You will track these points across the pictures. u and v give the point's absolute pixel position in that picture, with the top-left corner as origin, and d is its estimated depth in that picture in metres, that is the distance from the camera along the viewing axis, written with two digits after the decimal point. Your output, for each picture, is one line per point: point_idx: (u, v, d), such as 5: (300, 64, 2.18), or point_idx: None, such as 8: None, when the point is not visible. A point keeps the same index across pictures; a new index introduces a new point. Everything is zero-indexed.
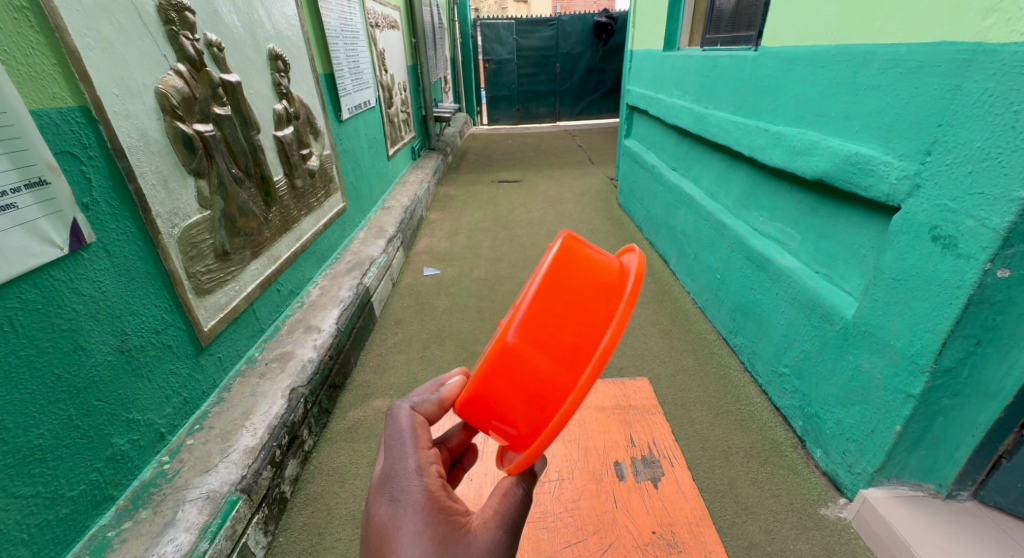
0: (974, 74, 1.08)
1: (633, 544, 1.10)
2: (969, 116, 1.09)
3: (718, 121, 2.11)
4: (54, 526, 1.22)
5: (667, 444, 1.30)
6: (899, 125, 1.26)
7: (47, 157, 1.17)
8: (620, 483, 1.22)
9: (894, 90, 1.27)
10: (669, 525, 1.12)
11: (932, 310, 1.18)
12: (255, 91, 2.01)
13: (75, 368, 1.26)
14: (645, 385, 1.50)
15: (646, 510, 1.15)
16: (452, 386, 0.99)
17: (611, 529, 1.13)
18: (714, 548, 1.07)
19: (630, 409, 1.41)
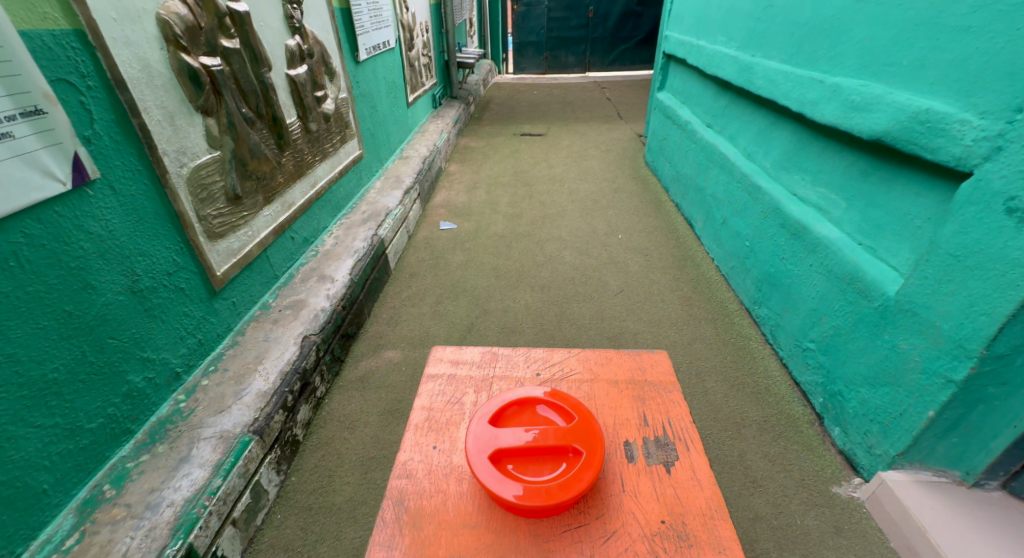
0: None
1: (640, 533, 0.93)
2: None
3: (765, 71, 1.93)
4: (75, 455, 1.24)
5: (683, 426, 1.13)
6: (984, 78, 1.10)
7: (42, 84, 1.11)
8: (629, 464, 1.04)
9: (989, 34, 1.10)
10: (681, 515, 0.96)
11: (993, 292, 1.07)
12: (265, 24, 1.89)
13: (86, 306, 1.25)
14: (664, 359, 1.30)
15: (656, 495, 0.99)
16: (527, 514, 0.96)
17: (614, 513, 0.96)
18: (730, 545, 0.91)
19: (644, 385, 1.22)
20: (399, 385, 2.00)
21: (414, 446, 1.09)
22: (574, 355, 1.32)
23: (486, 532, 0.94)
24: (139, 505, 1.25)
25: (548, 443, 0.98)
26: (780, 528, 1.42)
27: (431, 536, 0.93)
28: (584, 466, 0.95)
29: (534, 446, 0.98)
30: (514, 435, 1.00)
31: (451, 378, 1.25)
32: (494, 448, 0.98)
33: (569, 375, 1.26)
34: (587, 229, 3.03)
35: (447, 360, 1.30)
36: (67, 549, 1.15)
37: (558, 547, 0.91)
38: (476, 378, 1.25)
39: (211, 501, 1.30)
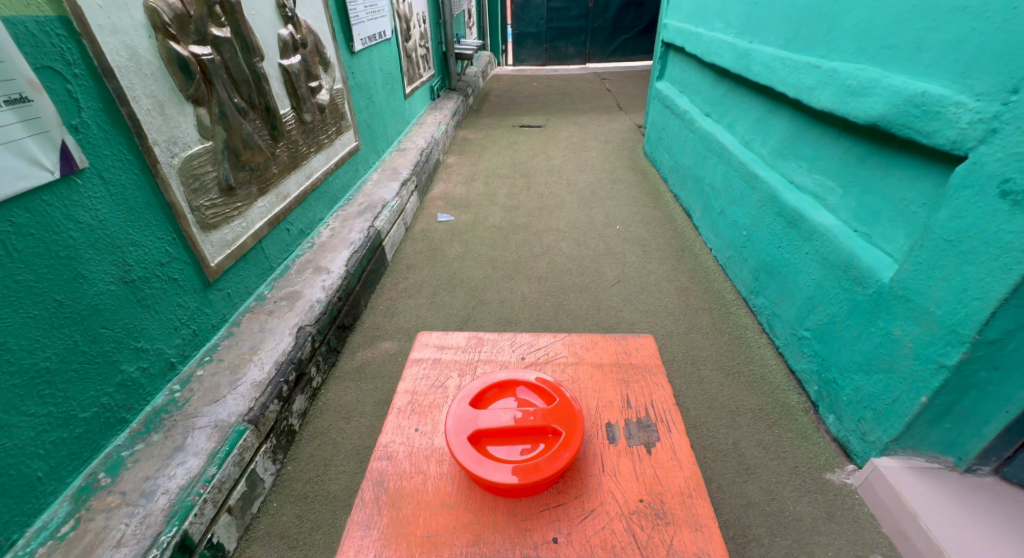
0: None
1: (618, 512, 0.93)
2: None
3: (763, 58, 1.91)
4: (69, 443, 1.25)
5: (666, 407, 1.13)
6: (980, 59, 1.08)
7: (27, 72, 1.10)
8: (609, 445, 1.04)
9: (985, 14, 1.07)
10: (659, 494, 0.96)
11: (986, 276, 1.07)
12: (256, 13, 1.88)
13: (78, 296, 1.25)
14: (648, 343, 1.29)
15: (635, 476, 0.99)
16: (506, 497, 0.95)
17: (593, 492, 0.96)
18: (707, 522, 0.91)
19: (629, 368, 1.22)
20: (395, 375, 2.00)
21: (395, 430, 1.09)
22: (560, 340, 1.31)
23: (464, 512, 0.94)
24: (134, 493, 1.26)
25: (527, 423, 0.98)
26: (772, 514, 1.42)
27: (409, 515, 0.94)
28: (562, 446, 0.94)
29: (513, 427, 0.98)
30: (493, 415, 1.00)
31: (436, 361, 1.26)
32: (473, 428, 0.98)
33: (552, 358, 1.26)
34: (585, 220, 3.02)
35: (432, 345, 1.30)
36: (63, 536, 1.16)
37: (535, 525, 0.91)
38: (459, 361, 1.26)
39: (206, 489, 1.31)
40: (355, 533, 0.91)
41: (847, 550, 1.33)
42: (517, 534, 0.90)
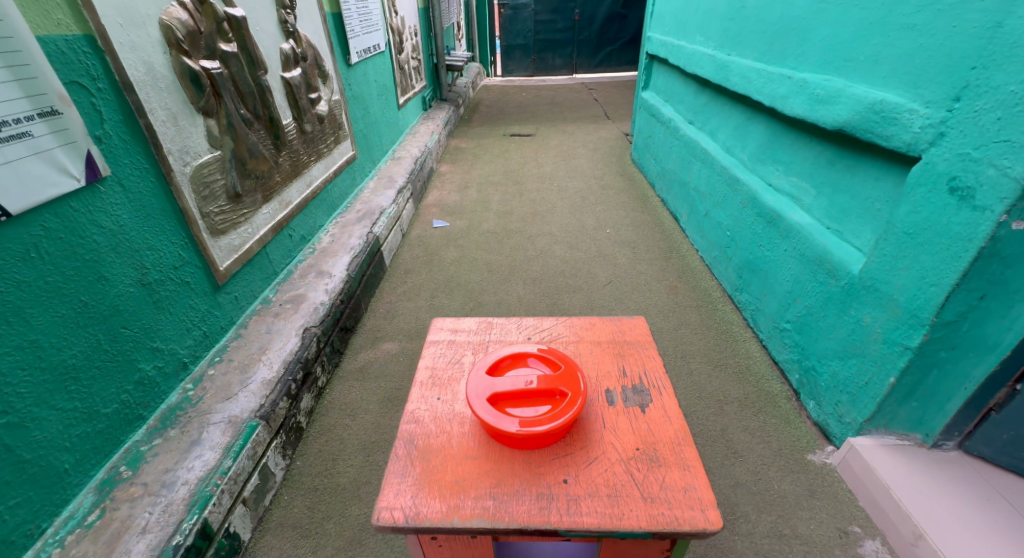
0: (1018, 10, 1.01)
1: (617, 458, 1.01)
2: (1005, 58, 1.03)
3: (740, 69, 2.03)
4: (93, 437, 1.31)
5: (657, 376, 1.21)
6: (929, 70, 1.20)
7: (57, 86, 1.18)
8: (607, 406, 1.12)
9: (930, 31, 1.20)
10: (653, 443, 1.03)
11: (939, 264, 1.18)
12: (260, 29, 1.97)
13: (100, 297, 1.32)
14: (639, 322, 1.38)
15: (631, 430, 1.06)
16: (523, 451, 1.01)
17: (595, 443, 1.04)
18: (693, 465, 1.00)
19: (622, 343, 1.30)
20: (397, 374, 2.08)
21: (421, 398, 1.15)
22: (561, 323, 1.39)
23: (485, 462, 1.00)
24: (155, 484, 1.32)
25: (538, 387, 1.04)
26: (758, 493, 1.52)
27: (438, 464, 1.00)
28: (569, 403, 1.01)
29: (525, 390, 1.04)
30: (507, 381, 1.06)
31: (451, 343, 1.31)
32: (489, 390, 1.05)
33: (555, 337, 1.33)
34: (576, 224, 3.13)
35: (447, 330, 1.36)
36: (90, 525, 1.22)
37: (547, 469, 0.98)
38: (472, 343, 1.31)
39: (223, 481, 1.38)
40: (393, 480, 0.98)
41: (828, 523, 1.43)
42: (531, 478, 0.97)
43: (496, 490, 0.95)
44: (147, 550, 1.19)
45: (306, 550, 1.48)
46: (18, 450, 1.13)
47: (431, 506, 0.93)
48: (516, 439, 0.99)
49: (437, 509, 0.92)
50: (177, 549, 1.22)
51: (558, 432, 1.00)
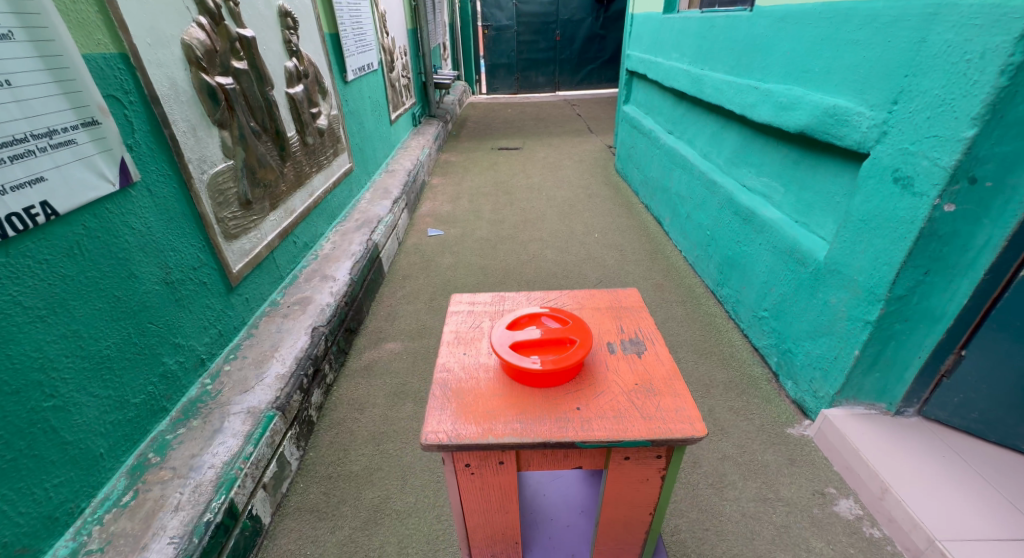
0: (937, 26, 1.18)
1: (619, 391, 1.05)
2: (931, 65, 1.20)
3: (713, 82, 2.22)
4: (124, 425, 1.39)
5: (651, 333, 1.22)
6: (871, 79, 1.38)
7: (98, 99, 1.25)
8: (607, 353, 1.15)
9: (870, 45, 1.37)
10: (648, 381, 1.07)
11: (890, 245, 1.35)
12: (268, 48, 2.09)
13: (131, 293, 1.41)
14: (631, 291, 1.40)
15: (629, 371, 1.09)
16: (537, 392, 1.04)
17: (600, 379, 1.08)
18: (681, 398, 1.02)
19: (618, 308, 1.31)
20: (401, 371, 2.18)
21: (450, 353, 1.16)
22: (565, 294, 1.39)
23: (509, 399, 1.03)
24: (183, 467, 1.40)
25: (551, 336, 1.09)
26: (744, 463, 1.69)
27: (471, 399, 1.03)
28: (579, 349, 1.06)
29: (540, 339, 1.09)
30: (526, 332, 1.11)
31: (471, 312, 1.30)
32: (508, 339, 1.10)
33: (557, 300, 1.35)
34: (566, 230, 3.29)
35: (465, 303, 1.34)
36: (125, 504, 1.30)
37: (563, 399, 1.02)
38: (491, 311, 1.30)
39: (246, 464, 1.46)
40: (434, 412, 1.01)
41: (807, 486, 1.60)
42: (550, 406, 1.01)
43: (521, 417, 0.99)
44: (181, 525, 1.28)
45: (324, 531, 1.56)
46: (61, 433, 1.22)
47: (468, 428, 0.96)
48: (536, 377, 1.03)
49: (474, 429, 0.96)
50: (208, 525, 1.31)
51: (572, 370, 1.05)
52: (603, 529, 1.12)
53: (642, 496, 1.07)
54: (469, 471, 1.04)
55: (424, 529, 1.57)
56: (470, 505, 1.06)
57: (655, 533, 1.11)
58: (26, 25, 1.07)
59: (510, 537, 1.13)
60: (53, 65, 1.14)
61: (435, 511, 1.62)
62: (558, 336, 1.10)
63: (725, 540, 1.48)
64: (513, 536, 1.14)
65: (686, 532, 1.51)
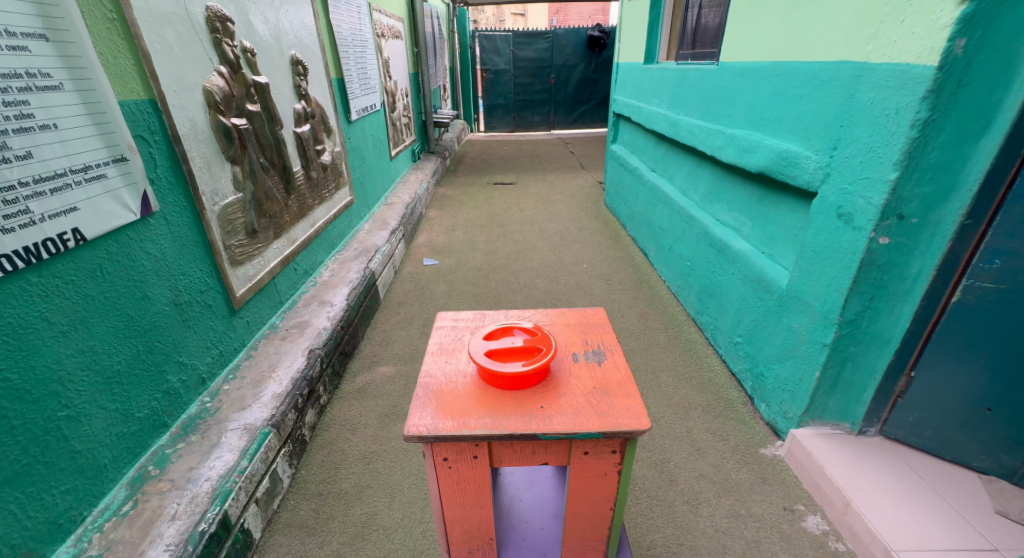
0: (863, 86, 1.34)
1: (578, 393, 1.15)
2: (858, 118, 1.36)
3: (687, 126, 2.40)
4: (127, 438, 1.45)
5: (612, 345, 1.32)
6: (815, 127, 1.54)
7: (128, 139, 1.38)
8: (571, 360, 1.25)
9: (812, 99, 1.54)
10: (607, 385, 1.17)
11: (839, 273, 1.49)
12: (279, 92, 2.27)
13: (143, 313, 1.49)
14: (597, 308, 1.50)
15: (588, 376, 1.20)
16: (507, 394, 1.15)
17: (563, 383, 1.18)
18: (632, 401, 1.12)
19: (586, 324, 1.41)
20: (393, 393, 2.27)
21: (433, 361, 1.26)
22: (540, 312, 1.50)
23: (482, 401, 1.14)
24: (181, 479, 1.46)
25: (521, 345, 1.21)
26: (718, 481, 1.77)
27: (448, 400, 1.14)
28: (544, 356, 1.17)
29: (512, 348, 1.20)
30: (500, 342, 1.22)
31: (454, 327, 1.41)
32: (483, 349, 1.21)
33: (530, 315, 1.46)
34: (556, 260, 3.43)
35: (450, 320, 1.44)
36: (125, 513, 1.35)
37: (528, 400, 1.13)
38: (472, 326, 1.41)
39: (240, 478, 1.52)
40: (416, 410, 1.11)
41: (778, 503, 1.69)
42: (518, 405, 1.12)
43: (492, 416, 1.09)
44: (177, 534, 1.32)
45: (313, 545, 1.62)
46: (70, 441, 1.27)
47: (445, 422, 1.07)
48: (506, 380, 1.14)
49: (450, 423, 1.07)
50: (202, 534, 1.35)
51: (538, 374, 1.16)
52: (569, 526, 1.21)
53: (603, 491, 1.17)
54: (448, 466, 1.14)
55: (410, 544, 1.63)
56: (448, 498, 1.16)
57: (617, 529, 1.20)
58: (73, 77, 1.21)
59: (485, 534, 1.22)
60: (93, 110, 1.27)
61: (421, 527, 1.68)
62: (527, 345, 1.21)
63: (699, 554, 1.55)
64: (488, 533, 1.22)
65: (662, 546, 1.58)
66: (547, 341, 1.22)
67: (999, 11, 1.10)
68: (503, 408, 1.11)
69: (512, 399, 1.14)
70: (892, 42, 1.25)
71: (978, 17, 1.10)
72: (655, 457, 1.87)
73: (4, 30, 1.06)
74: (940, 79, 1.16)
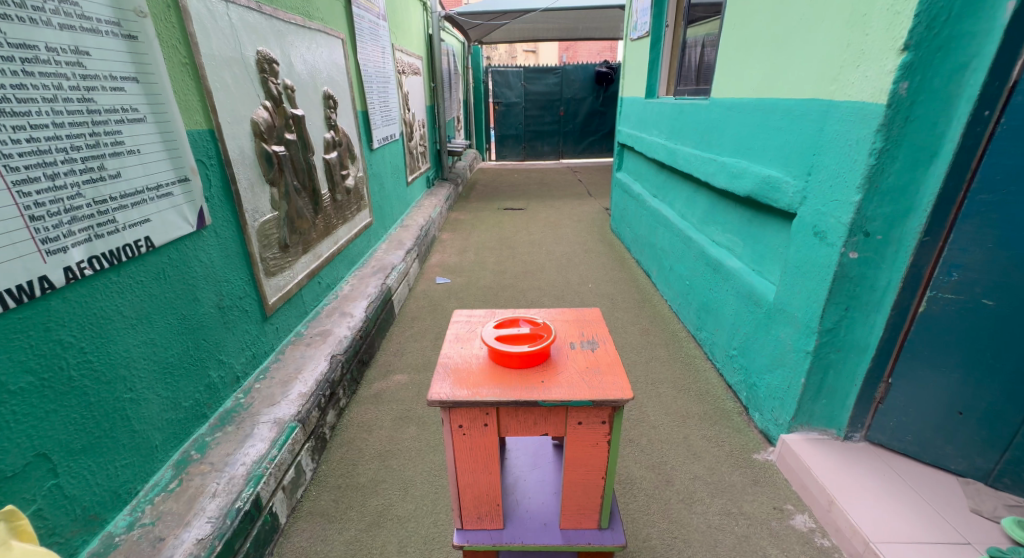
0: (829, 122, 1.54)
1: (573, 372, 1.31)
2: (828, 149, 1.54)
3: (684, 155, 2.59)
4: (174, 424, 1.62)
5: (603, 337, 1.48)
6: (792, 156, 1.73)
7: (191, 162, 1.59)
8: (568, 347, 1.42)
9: (790, 131, 1.73)
10: (599, 366, 1.33)
11: (816, 285, 1.64)
12: (312, 123, 2.51)
13: (194, 312, 1.68)
14: (593, 308, 1.67)
15: (582, 359, 1.36)
16: (514, 372, 1.31)
17: (561, 364, 1.34)
18: (618, 379, 1.28)
19: (584, 320, 1.57)
20: (407, 399, 2.42)
21: (451, 346, 1.43)
22: (543, 311, 1.67)
23: (492, 376, 1.30)
24: (220, 463, 1.62)
25: (527, 333, 1.39)
26: (712, 482, 1.88)
27: (463, 375, 1.31)
28: (546, 341, 1.34)
29: (519, 336, 1.38)
30: (508, 331, 1.40)
31: (468, 321, 1.58)
32: (494, 335, 1.39)
33: (538, 311, 1.62)
34: (562, 280, 3.60)
35: (465, 315, 1.61)
36: (172, 489, 1.51)
37: (531, 377, 1.29)
38: (485, 320, 1.58)
39: (270, 465, 1.67)
40: (438, 381, 1.28)
41: (768, 503, 1.79)
42: (522, 380, 1.28)
43: (500, 388, 1.25)
44: (217, 508, 1.47)
45: (334, 531, 1.76)
46: (131, 421, 1.44)
47: (461, 390, 1.24)
48: (514, 359, 1.31)
49: (465, 392, 1.23)
50: (238, 511, 1.49)
51: (541, 355, 1.33)
52: (566, 496, 1.36)
53: (596, 460, 1.32)
54: (462, 434, 1.30)
55: (422, 532, 1.76)
56: (462, 464, 1.32)
57: (609, 498, 1.35)
58: (154, 110, 1.44)
59: (493, 501, 1.37)
60: (166, 138, 1.48)
61: (432, 517, 1.81)
62: (531, 333, 1.39)
63: (692, 547, 1.66)
64: (494, 498, 1.37)
65: (657, 539, 1.69)
66: (548, 330, 1.40)
67: (935, 58, 1.29)
68: (510, 382, 1.27)
69: (518, 376, 1.30)
70: (851, 85, 1.44)
71: (916, 64, 1.29)
72: (653, 460, 1.99)
73: (107, 75, 1.29)
74: (890, 115, 1.34)
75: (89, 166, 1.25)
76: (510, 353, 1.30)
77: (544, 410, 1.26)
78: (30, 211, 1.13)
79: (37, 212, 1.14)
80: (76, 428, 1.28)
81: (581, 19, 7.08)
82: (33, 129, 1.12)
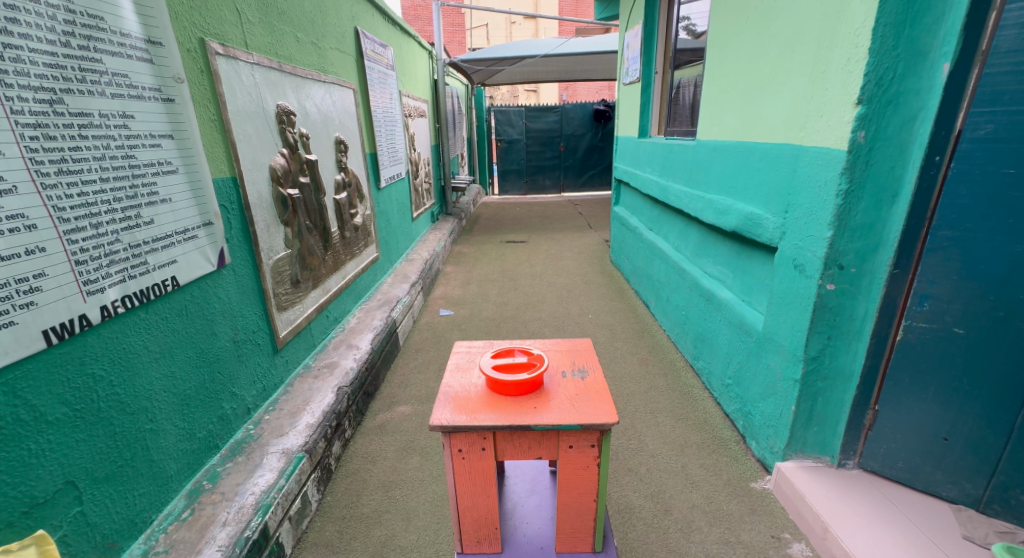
0: (803, 164, 1.69)
1: (564, 398, 1.40)
2: (801, 190, 1.70)
3: (675, 191, 2.72)
4: (189, 454, 1.69)
5: (592, 365, 1.56)
6: (771, 195, 1.87)
7: (215, 208, 1.73)
8: (560, 376, 1.50)
9: (770, 172, 1.87)
10: (588, 392, 1.42)
11: (800, 315, 1.75)
12: (325, 166, 2.68)
13: (211, 345, 1.78)
14: (584, 339, 1.76)
15: (573, 386, 1.45)
16: (509, 399, 1.40)
17: (553, 391, 1.43)
18: (604, 405, 1.35)
19: (575, 350, 1.66)
20: (410, 429, 2.48)
21: (451, 375, 1.52)
22: (538, 342, 1.77)
23: (491, 402, 1.39)
24: (230, 492, 1.68)
25: (522, 362, 1.49)
26: (710, 511, 1.90)
27: (463, 401, 1.40)
28: (539, 369, 1.44)
29: (516, 366, 1.48)
30: (506, 362, 1.50)
31: (468, 351, 1.67)
32: (492, 364, 1.48)
33: (534, 341, 1.71)
34: (563, 311, 3.69)
35: (467, 345, 1.71)
36: (184, 519, 1.57)
37: (525, 404, 1.37)
38: (485, 350, 1.67)
39: (278, 494, 1.72)
40: (439, 408, 1.37)
41: (766, 531, 1.81)
42: (518, 406, 1.36)
43: (496, 413, 1.33)
44: (227, 537, 1.52)
45: None
46: (151, 451, 1.53)
47: (460, 416, 1.32)
48: (510, 387, 1.40)
49: (463, 417, 1.32)
50: (247, 540, 1.54)
51: (535, 383, 1.41)
52: (561, 517, 1.43)
53: (587, 483, 1.40)
54: (461, 459, 1.38)
55: None
56: (462, 487, 1.39)
57: (601, 520, 1.42)
58: (186, 162, 1.58)
59: (491, 523, 1.44)
60: (195, 186, 1.62)
61: (434, 546, 1.86)
62: (526, 362, 1.49)
63: None
64: (494, 522, 1.44)
65: None
66: (541, 359, 1.50)
67: (887, 110, 1.45)
68: (506, 408, 1.36)
69: (514, 403, 1.39)
70: (817, 132, 1.62)
71: (870, 116, 1.46)
72: (653, 488, 2.02)
73: (147, 134, 1.44)
74: (852, 160, 1.50)
75: (127, 215, 1.38)
76: (506, 383, 1.39)
77: (537, 433, 1.34)
78: (76, 256, 1.25)
79: (82, 257, 1.26)
80: (101, 457, 1.36)
81: (580, 62, 7.42)
82: (83, 184, 1.26)
